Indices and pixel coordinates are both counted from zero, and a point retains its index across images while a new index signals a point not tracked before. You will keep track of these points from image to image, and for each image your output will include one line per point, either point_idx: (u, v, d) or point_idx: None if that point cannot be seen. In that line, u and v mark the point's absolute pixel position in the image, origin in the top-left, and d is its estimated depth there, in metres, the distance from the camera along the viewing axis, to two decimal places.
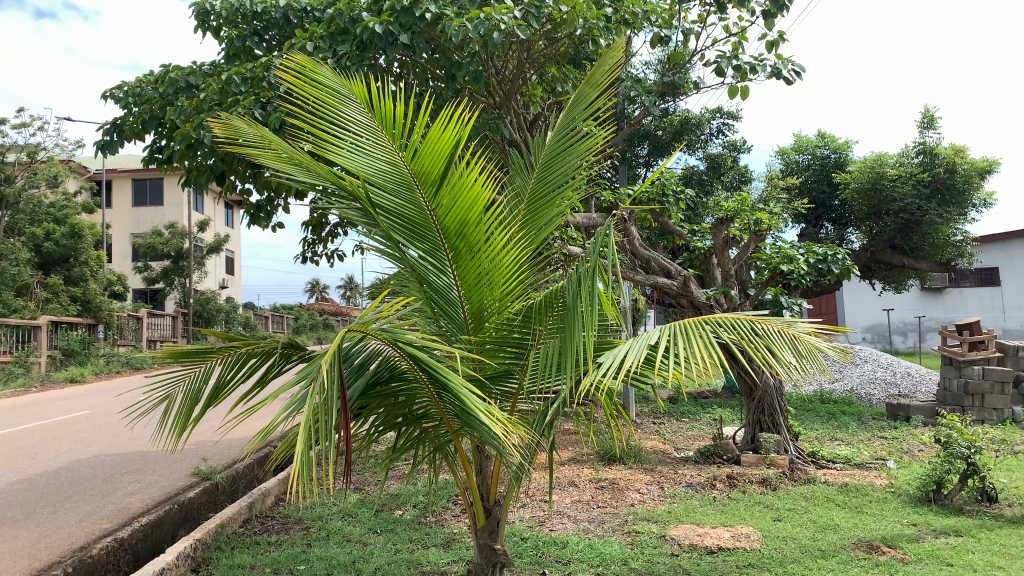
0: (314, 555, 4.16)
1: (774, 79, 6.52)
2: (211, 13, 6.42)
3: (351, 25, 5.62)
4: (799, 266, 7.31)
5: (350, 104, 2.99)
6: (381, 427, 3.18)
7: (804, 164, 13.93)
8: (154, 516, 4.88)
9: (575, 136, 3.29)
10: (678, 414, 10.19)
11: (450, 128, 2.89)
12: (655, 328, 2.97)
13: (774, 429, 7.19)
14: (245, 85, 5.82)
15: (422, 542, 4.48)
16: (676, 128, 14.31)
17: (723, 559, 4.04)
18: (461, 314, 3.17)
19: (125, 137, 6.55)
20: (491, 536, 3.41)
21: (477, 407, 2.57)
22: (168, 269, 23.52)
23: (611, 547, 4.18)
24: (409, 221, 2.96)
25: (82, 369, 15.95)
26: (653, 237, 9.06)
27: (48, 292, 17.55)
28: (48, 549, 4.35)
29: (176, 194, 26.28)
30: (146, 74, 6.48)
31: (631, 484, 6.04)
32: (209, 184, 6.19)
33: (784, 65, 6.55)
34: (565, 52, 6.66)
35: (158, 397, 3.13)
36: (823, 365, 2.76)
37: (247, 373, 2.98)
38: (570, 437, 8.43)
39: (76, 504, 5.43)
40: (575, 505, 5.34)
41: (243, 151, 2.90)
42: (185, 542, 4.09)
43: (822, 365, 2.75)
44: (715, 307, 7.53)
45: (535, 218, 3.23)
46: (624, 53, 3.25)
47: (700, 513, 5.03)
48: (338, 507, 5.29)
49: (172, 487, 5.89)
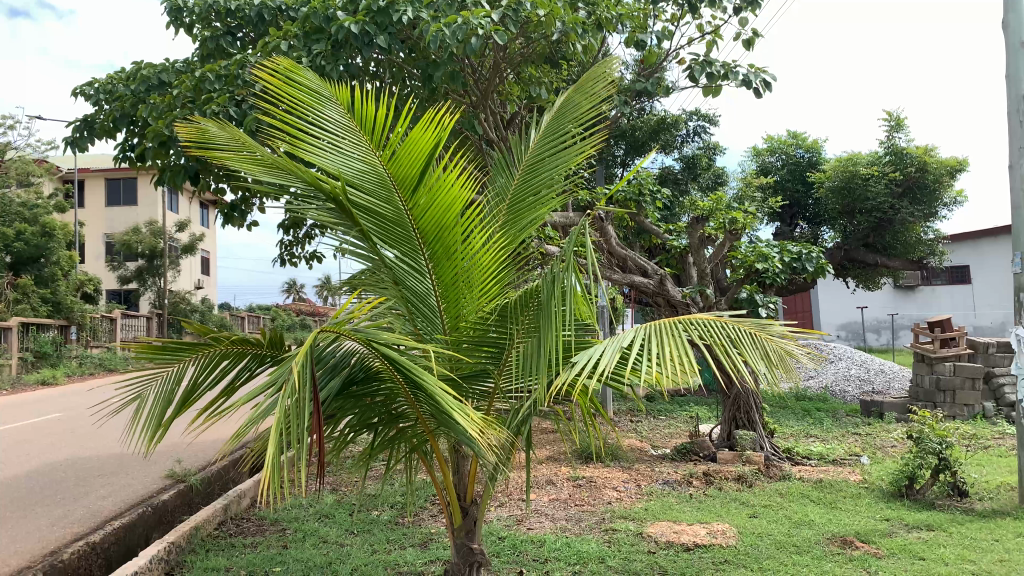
0: (291, 557, 4.13)
1: (745, 88, 6.57)
2: (184, 9, 6.36)
3: (326, 24, 5.57)
4: (774, 265, 7.33)
5: (328, 105, 2.97)
6: (357, 428, 3.16)
7: (778, 164, 14.13)
8: (127, 519, 4.83)
9: (562, 139, 3.25)
10: (656, 413, 10.25)
11: (428, 131, 2.88)
12: (631, 329, 2.95)
13: (749, 426, 7.25)
14: (219, 82, 5.73)
15: (399, 543, 4.46)
16: (652, 128, 14.40)
17: (699, 556, 4.06)
18: (438, 314, 3.15)
19: (96, 134, 6.44)
20: (468, 535, 3.39)
21: (450, 406, 2.55)
22: (143, 269, 23.36)
23: (589, 545, 4.19)
24: (385, 222, 2.95)
25: (54, 371, 15.79)
26: (630, 236, 9.12)
27: (18, 293, 17.26)
28: (18, 553, 4.28)
29: (149, 194, 25.94)
30: (118, 71, 6.39)
31: (607, 482, 6.06)
32: (183, 184, 6.05)
33: (755, 75, 6.59)
34: (542, 52, 6.64)
35: (127, 397, 3.04)
36: (795, 371, 2.75)
37: (218, 376, 2.94)
38: (550, 435, 8.46)
39: (48, 507, 5.34)
40: (553, 504, 5.36)
41: (212, 151, 2.86)
42: (158, 545, 4.02)
43: (793, 371, 2.72)
44: (691, 306, 7.59)
45: (516, 219, 3.21)
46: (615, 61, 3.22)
47: (677, 510, 5.06)
48: (315, 508, 5.26)
49: (146, 490, 5.81)
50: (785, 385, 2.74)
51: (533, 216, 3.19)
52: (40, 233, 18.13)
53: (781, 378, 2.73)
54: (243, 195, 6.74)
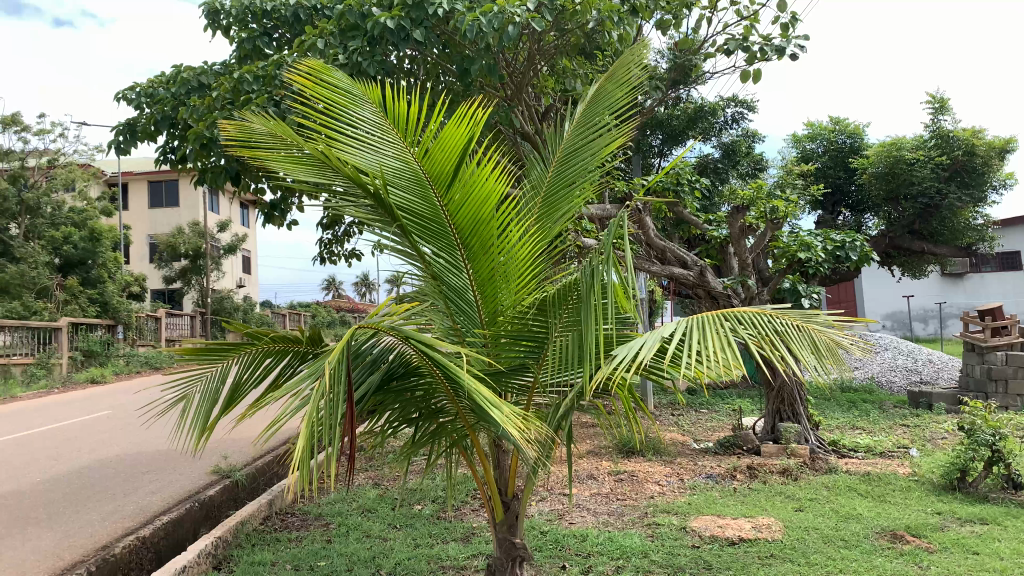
0: (336, 551, 4.17)
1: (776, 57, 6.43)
2: (221, 12, 6.43)
3: (361, 21, 5.61)
4: (817, 254, 7.19)
5: (362, 105, 2.99)
6: (397, 423, 3.17)
7: (819, 151, 13.87)
8: (175, 515, 4.93)
9: (594, 130, 3.22)
10: (697, 406, 10.16)
11: (461, 126, 2.86)
12: (673, 323, 2.90)
13: (794, 419, 7.15)
14: (257, 83, 5.80)
15: (442, 537, 4.49)
16: (690, 117, 14.26)
17: (744, 550, 4.01)
18: (476, 309, 3.14)
19: (137, 137, 6.56)
20: (511, 529, 3.38)
21: (488, 402, 2.53)
22: (187, 269, 23.87)
23: (632, 540, 4.16)
24: (421, 217, 2.94)
25: (102, 370, 16.18)
26: (669, 227, 9.04)
27: (67, 294, 17.68)
28: (72, 548, 4.39)
29: (191, 195, 26.41)
30: (158, 75, 6.50)
31: (650, 476, 6.02)
32: (224, 185, 6.14)
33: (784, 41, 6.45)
34: (577, 42, 6.59)
35: (174, 398, 3.09)
36: (844, 363, 2.68)
37: (261, 373, 2.98)
38: (591, 429, 8.44)
39: (99, 503, 5.47)
40: (595, 498, 5.34)
41: (252, 153, 2.90)
42: (206, 540, 4.09)
43: (840, 364, 2.65)
44: (732, 297, 7.50)
45: (552, 212, 3.19)
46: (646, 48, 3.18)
47: (722, 504, 5.01)
48: (358, 503, 5.32)
49: (193, 485, 5.93)
50: (834, 378, 2.67)
51: (568, 209, 3.16)
52: (87, 236, 18.57)
53: (829, 371, 2.66)
54: (282, 195, 6.81)
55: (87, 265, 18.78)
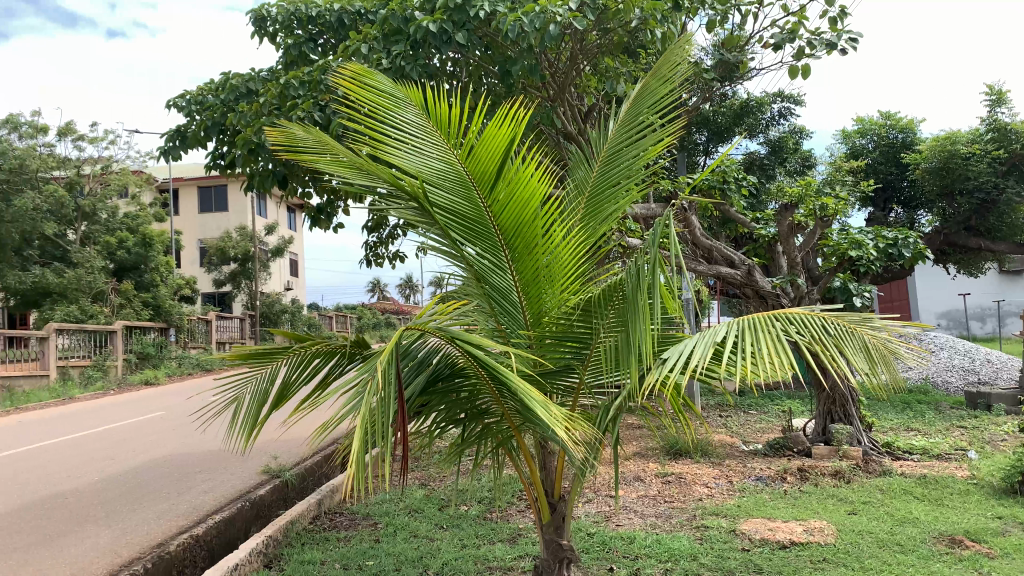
0: (384, 551, 4.21)
1: (830, 52, 6.31)
2: (268, 19, 6.54)
3: (404, 25, 5.66)
4: (869, 252, 7.02)
5: (405, 107, 3.01)
6: (443, 424, 3.18)
7: (870, 147, 13.59)
8: (227, 514, 5.02)
9: (639, 129, 3.19)
10: (746, 407, 10.03)
11: (504, 126, 2.86)
12: (723, 324, 2.86)
13: (846, 420, 7.01)
14: (303, 88, 5.89)
15: (489, 538, 4.49)
16: (735, 113, 14.09)
17: (796, 554, 3.94)
18: (521, 310, 3.15)
19: (187, 144, 6.70)
20: (558, 531, 3.37)
21: (536, 403, 2.52)
22: (236, 272, 24.35)
23: (680, 543, 4.12)
24: (464, 218, 2.95)
25: (156, 372, 16.59)
26: (715, 226, 8.94)
27: (122, 298, 18.19)
28: (128, 545, 4.50)
29: (240, 199, 26.93)
30: (208, 82, 6.64)
31: (698, 478, 5.95)
32: (272, 190, 6.24)
33: (838, 36, 6.33)
34: (620, 41, 6.55)
35: (225, 399, 3.15)
36: (896, 372, 2.62)
37: (310, 373, 3.01)
38: (637, 430, 8.38)
39: (154, 502, 5.61)
40: (642, 500, 5.29)
41: (299, 157, 2.94)
42: (257, 538, 4.17)
43: (894, 374, 2.60)
44: (781, 296, 7.37)
45: (596, 212, 3.18)
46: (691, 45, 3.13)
47: (772, 506, 4.93)
48: (405, 503, 5.37)
49: (244, 485, 6.04)
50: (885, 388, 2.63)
51: (612, 208, 3.14)
52: (140, 241, 19.06)
53: (880, 380, 2.62)
54: (328, 198, 6.90)
55: (140, 270, 19.29)
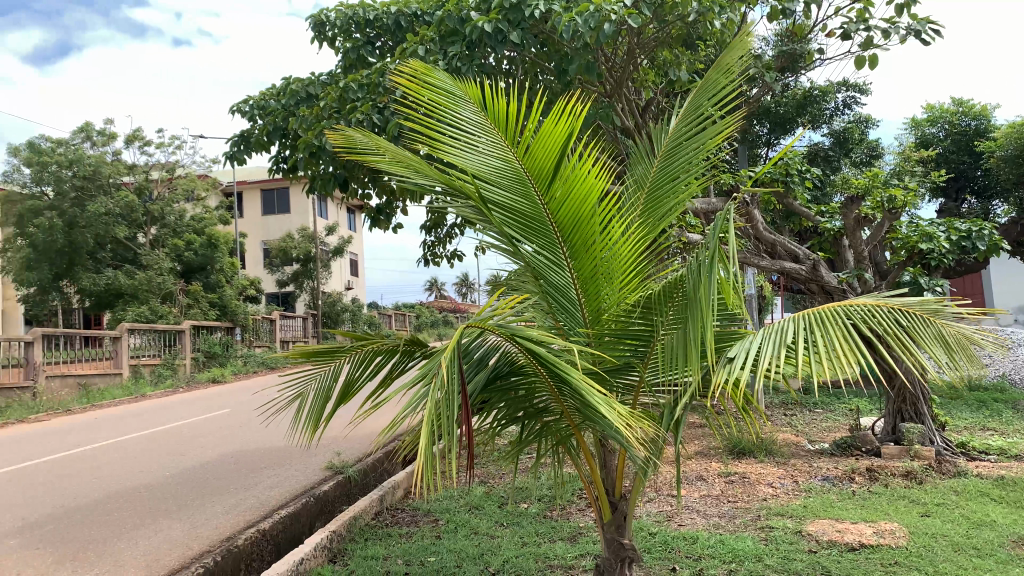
0: (445, 547, 4.24)
1: (913, 40, 6.12)
2: (327, 24, 6.65)
3: (461, 26, 5.69)
4: (940, 245, 6.77)
5: (464, 105, 3.02)
6: (503, 422, 3.19)
7: (940, 136, 13.14)
8: (292, 509, 5.13)
9: (700, 122, 3.13)
10: (811, 405, 9.81)
11: (561, 122, 2.84)
12: (787, 320, 2.80)
13: (917, 419, 6.79)
14: (362, 91, 5.98)
15: (549, 536, 4.49)
16: (798, 104, 13.78)
17: (865, 556, 3.83)
18: (579, 308, 3.14)
19: (251, 148, 6.87)
20: (619, 530, 3.34)
21: (598, 401, 2.51)
22: (298, 272, 24.86)
23: (745, 543, 4.05)
24: (522, 216, 2.95)
25: (223, 370, 17.05)
26: (778, 220, 8.76)
27: (190, 298, 18.77)
28: (198, 539, 4.64)
29: (301, 201, 27.50)
30: (269, 87, 6.79)
31: (762, 477, 5.84)
32: (332, 192, 6.34)
33: (920, 24, 6.13)
34: (678, 34, 6.47)
35: (291, 395, 3.22)
36: (977, 360, 2.56)
37: (373, 371, 3.04)
38: (699, 429, 8.27)
39: (222, 497, 5.77)
40: (705, 500, 5.22)
41: (359, 157, 2.98)
42: (321, 534, 4.25)
43: (975, 361, 2.53)
44: (848, 291, 7.16)
45: (656, 208, 3.14)
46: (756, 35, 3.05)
47: (840, 508, 4.80)
48: (465, 500, 5.41)
49: (308, 481, 6.17)
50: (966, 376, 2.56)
51: (672, 203, 3.10)
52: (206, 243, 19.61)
53: (961, 369, 2.55)
54: (387, 199, 6.98)
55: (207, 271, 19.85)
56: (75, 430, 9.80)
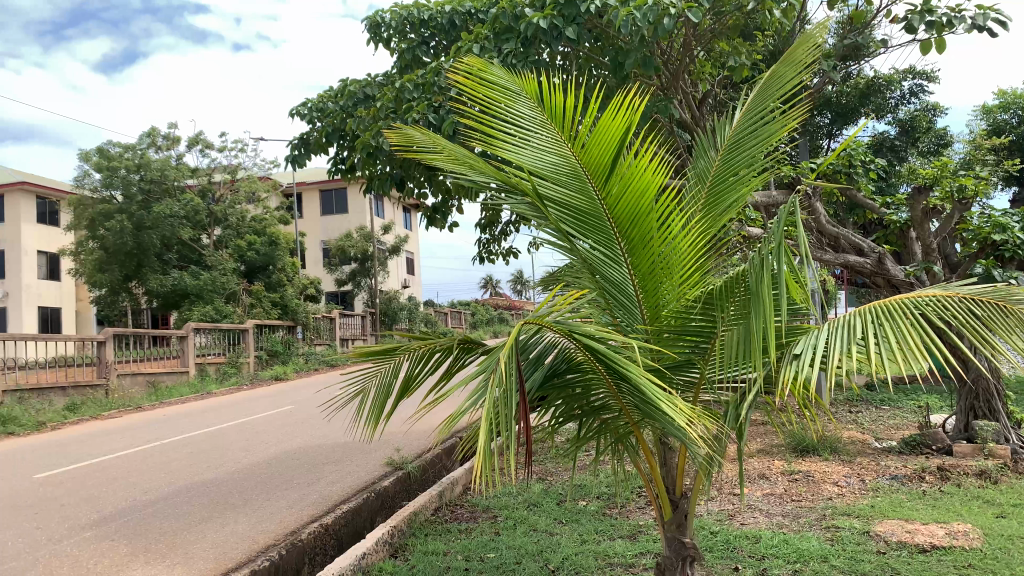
0: (504, 544, 4.26)
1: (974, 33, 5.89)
2: (382, 25, 6.73)
3: (515, 23, 5.69)
4: (1015, 236, 6.48)
5: (521, 101, 3.02)
6: (561, 420, 3.18)
7: (1014, 122, 12.64)
8: (354, 505, 5.22)
9: (764, 115, 3.07)
10: (878, 402, 9.56)
11: (618, 117, 2.82)
12: (853, 314, 2.73)
13: (991, 416, 6.54)
14: (417, 91, 6.04)
15: (608, 534, 4.47)
16: (861, 92, 13.42)
17: (938, 558, 3.71)
18: (637, 304, 3.11)
19: (310, 150, 7.00)
20: (680, 529, 3.29)
21: (659, 397, 2.48)
22: (356, 271, 25.25)
23: (810, 543, 3.96)
24: (578, 213, 2.94)
25: (285, 368, 17.44)
26: (841, 212, 8.55)
27: (253, 298, 19.24)
28: (263, 533, 4.76)
29: (359, 201, 27.92)
30: (327, 89, 6.91)
31: (827, 476, 5.72)
32: (390, 191, 6.42)
33: (986, 16, 5.90)
34: (735, 24, 6.37)
35: (354, 390, 3.28)
36: None
37: (433, 367, 3.07)
38: (761, 426, 8.13)
39: (286, 491, 5.90)
40: (767, 498, 5.13)
41: (416, 155, 3.02)
42: (383, 529, 4.31)
43: None
44: (916, 284, 6.90)
45: (717, 202, 3.09)
46: (824, 26, 2.97)
47: (909, 508, 4.67)
48: (524, 496, 5.43)
49: (369, 476, 6.26)
50: None
51: (734, 197, 3.05)
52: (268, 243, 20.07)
53: None
54: (443, 198, 7.04)
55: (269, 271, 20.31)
56: (146, 426, 10.15)
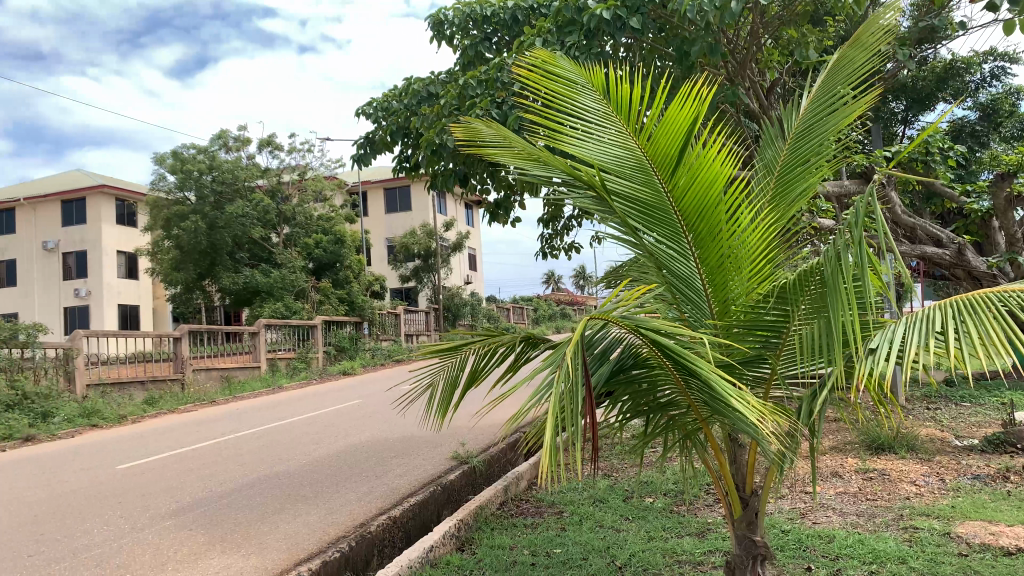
0: (571, 539, 4.26)
1: None
2: (445, 22, 6.78)
3: (578, 16, 5.66)
4: None
5: (586, 94, 3.02)
6: (628, 415, 3.15)
7: None
8: (421, 498, 5.29)
9: (834, 101, 2.99)
10: (958, 398, 9.20)
11: (686, 107, 2.78)
12: (933, 307, 2.63)
13: None
14: (481, 87, 6.07)
15: (676, 531, 4.42)
16: (939, 77, 12.91)
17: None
18: (705, 298, 3.06)
19: (376, 149, 7.11)
20: (751, 527, 3.22)
21: (729, 393, 2.44)
22: (421, 267, 25.54)
23: (887, 544, 3.84)
24: (645, 206, 2.91)
25: (353, 363, 17.78)
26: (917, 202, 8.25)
27: (321, 295, 19.64)
28: (334, 524, 4.86)
29: (423, 198, 28.21)
30: (392, 88, 7.00)
31: (904, 474, 5.53)
32: (454, 188, 6.47)
33: None
34: (805, 10, 6.19)
35: (423, 384, 3.32)
36: None
37: (498, 361, 3.06)
38: (833, 423, 7.92)
39: (355, 484, 6.02)
40: (841, 497, 5.00)
41: (482, 150, 3.04)
42: (450, 522, 4.35)
43: None
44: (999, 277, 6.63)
45: (787, 192, 3.01)
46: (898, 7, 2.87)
47: (993, 508, 4.48)
48: (590, 492, 5.41)
49: (435, 470, 6.33)
50: None
51: (805, 185, 2.97)
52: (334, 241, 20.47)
53: None
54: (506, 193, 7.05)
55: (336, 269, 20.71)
56: (221, 420, 10.48)
